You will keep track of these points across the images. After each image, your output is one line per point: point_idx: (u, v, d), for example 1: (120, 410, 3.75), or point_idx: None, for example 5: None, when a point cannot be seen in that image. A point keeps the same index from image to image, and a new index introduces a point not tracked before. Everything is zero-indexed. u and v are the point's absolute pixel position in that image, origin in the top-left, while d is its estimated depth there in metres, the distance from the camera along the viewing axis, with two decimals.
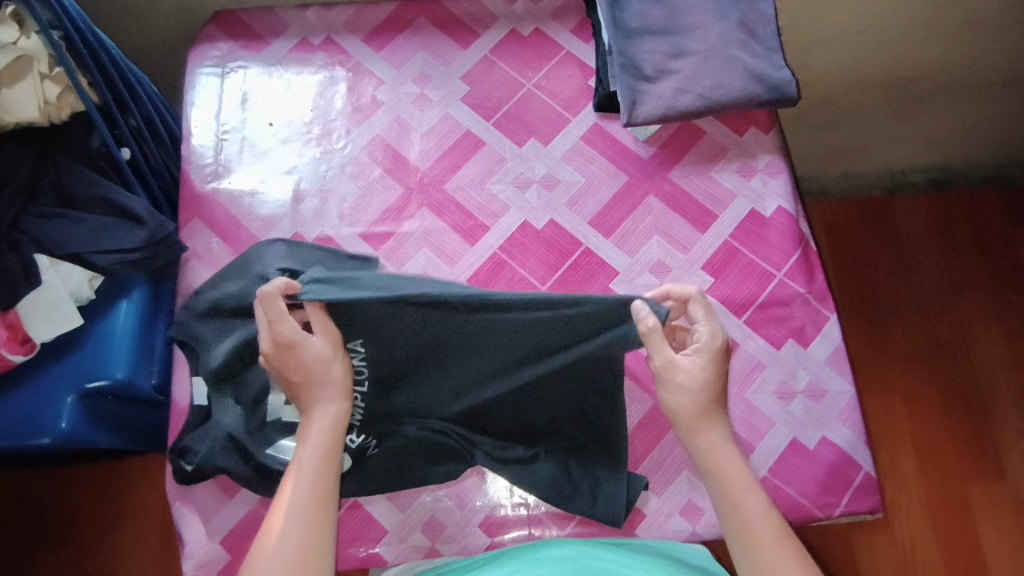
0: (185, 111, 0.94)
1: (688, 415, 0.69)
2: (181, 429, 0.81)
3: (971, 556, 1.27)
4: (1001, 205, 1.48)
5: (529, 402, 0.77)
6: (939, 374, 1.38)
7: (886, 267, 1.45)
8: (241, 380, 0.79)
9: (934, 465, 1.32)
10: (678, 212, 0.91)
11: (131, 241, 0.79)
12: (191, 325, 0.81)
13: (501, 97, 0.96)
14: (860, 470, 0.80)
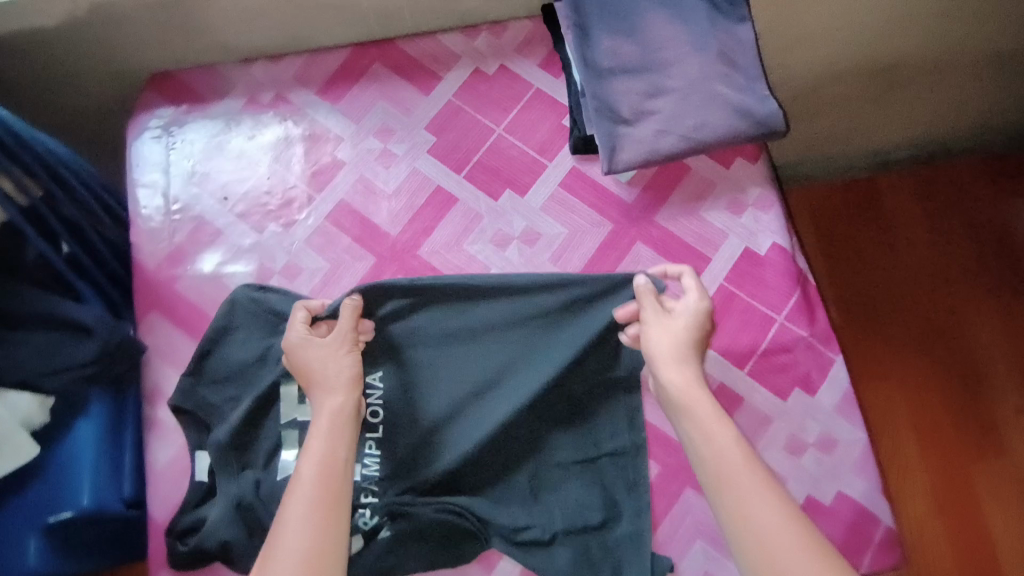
0: (130, 190, 0.86)
1: (663, 350, 0.68)
2: (180, 507, 0.75)
3: (977, 538, 1.20)
4: (987, 177, 1.41)
5: (547, 445, 0.80)
6: (935, 355, 1.30)
7: (872, 244, 1.38)
8: (252, 442, 0.76)
9: (933, 446, 1.25)
10: (669, 257, 0.85)
11: (83, 355, 0.73)
12: (199, 393, 0.78)
13: (470, 147, 0.89)
14: (879, 525, 0.77)
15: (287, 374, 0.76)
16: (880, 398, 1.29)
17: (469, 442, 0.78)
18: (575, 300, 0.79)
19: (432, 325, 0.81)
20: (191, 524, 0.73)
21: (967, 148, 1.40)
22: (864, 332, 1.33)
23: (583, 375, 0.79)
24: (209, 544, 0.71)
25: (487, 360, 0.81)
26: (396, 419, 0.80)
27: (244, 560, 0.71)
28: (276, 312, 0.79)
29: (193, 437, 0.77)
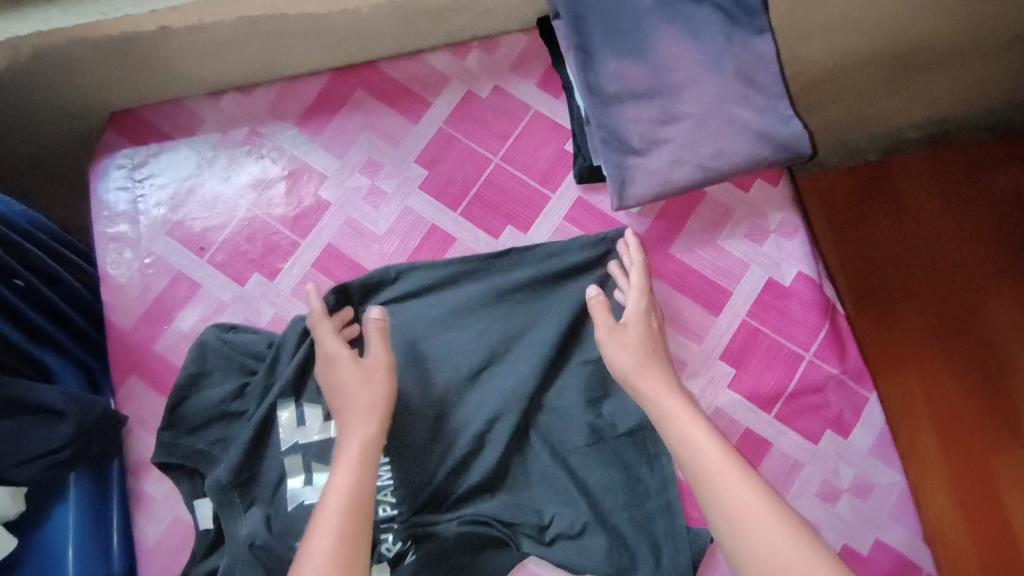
0: (99, 243, 0.79)
1: (629, 369, 0.69)
2: (186, 562, 0.72)
3: (1000, 527, 1.14)
4: (1004, 152, 1.28)
5: (556, 424, 0.76)
6: (952, 343, 1.22)
7: (885, 227, 1.27)
8: (252, 478, 0.73)
9: (953, 435, 1.18)
10: (685, 293, 0.79)
11: (56, 439, 0.66)
12: (181, 444, 0.73)
13: (466, 180, 0.82)
14: (921, 574, 0.71)
15: (283, 398, 0.74)
16: (898, 388, 1.21)
17: (473, 430, 0.74)
18: (563, 265, 0.78)
19: (423, 314, 0.78)
20: (203, 574, 0.70)
21: (985, 124, 1.27)
22: (880, 321, 1.23)
23: (582, 352, 0.78)
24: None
25: (481, 339, 0.77)
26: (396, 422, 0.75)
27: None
28: (250, 349, 0.76)
29: (188, 486, 0.73)
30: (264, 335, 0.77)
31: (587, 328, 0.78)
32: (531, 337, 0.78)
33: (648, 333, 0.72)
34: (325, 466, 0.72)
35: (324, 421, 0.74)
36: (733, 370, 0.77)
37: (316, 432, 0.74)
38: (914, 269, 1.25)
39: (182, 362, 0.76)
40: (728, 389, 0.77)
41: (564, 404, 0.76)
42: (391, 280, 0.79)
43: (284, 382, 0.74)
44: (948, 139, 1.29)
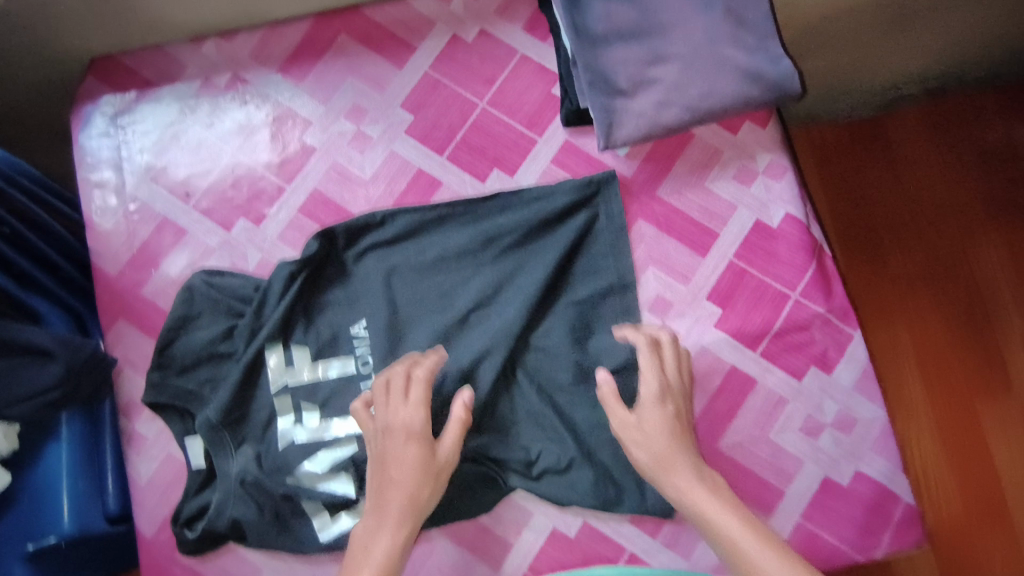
0: (83, 189, 0.79)
1: (652, 463, 0.65)
2: (180, 495, 0.75)
3: (986, 475, 1.09)
4: (1004, 103, 1.19)
5: (543, 365, 0.77)
6: (942, 295, 1.15)
7: (878, 179, 1.18)
8: (243, 418, 0.75)
9: (941, 385, 1.12)
10: (672, 234, 0.79)
11: (45, 380, 0.67)
12: (171, 384, 0.75)
13: (451, 124, 0.82)
14: (899, 503, 0.74)
15: (270, 341, 0.75)
16: (886, 340, 1.15)
17: (459, 370, 0.75)
18: (553, 207, 0.78)
19: (409, 260, 0.79)
20: (195, 510, 0.74)
21: (986, 76, 1.17)
22: (871, 274, 1.15)
23: (569, 295, 0.78)
24: (220, 524, 0.73)
25: (467, 280, 0.79)
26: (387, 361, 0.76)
27: (258, 533, 0.73)
28: (236, 293, 0.77)
29: (179, 425, 0.75)
30: (250, 279, 0.77)
31: (575, 272, 0.79)
32: (519, 279, 0.78)
33: (667, 419, 0.68)
34: (314, 405, 0.75)
35: (312, 361, 0.76)
36: (720, 310, 0.78)
37: (303, 371, 0.76)
38: (904, 219, 1.17)
39: (171, 305, 0.77)
40: (715, 328, 0.77)
41: (551, 344, 0.77)
42: (379, 223, 0.79)
43: (272, 325, 0.75)
44: (943, 94, 1.19)
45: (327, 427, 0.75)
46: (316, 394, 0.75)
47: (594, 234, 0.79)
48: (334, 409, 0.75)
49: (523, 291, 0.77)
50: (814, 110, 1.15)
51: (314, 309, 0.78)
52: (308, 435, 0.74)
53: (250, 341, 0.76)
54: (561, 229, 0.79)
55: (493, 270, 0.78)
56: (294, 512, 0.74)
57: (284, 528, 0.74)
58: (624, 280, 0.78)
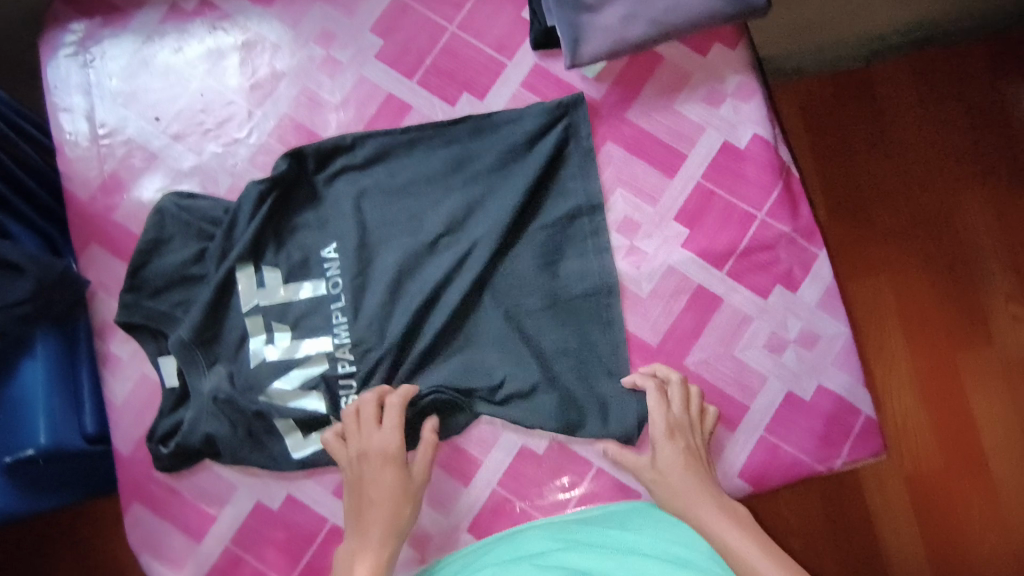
0: (52, 115, 0.80)
1: (671, 496, 0.69)
2: (156, 413, 0.77)
3: (963, 425, 1.08)
4: (990, 57, 1.14)
5: (511, 291, 0.78)
6: (925, 249, 1.12)
7: (864, 131, 1.14)
8: (216, 339, 0.77)
9: (920, 338, 1.10)
10: (641, 156, 0.80)
11: (17, 294, 0.68)
12: (144, 305, 0.76)
13: (421, 49, 0.81)
14: (859, 416, 0.77)
15: (241, 261, 0.76)
16: (868, 295, 1.11)
17: (423, 296, 0.76)
18: (524, 131, 0.78)
19: (377, 183, 0.79)
20: (170, 427, 0.76)
21: (970, 27, 1.13)
22: (854, 225, 1.12)
23: (538, 220, 0.78)
24: (194, 440, 0.75)
25: (436, 204, 0.79)
26: (357, 283, 0.77)
27: (231, 449, 0.75)
28: (207, 216, 0.77)
29: (153, 345, 0.77)
30: (220, 203, 0.78)
31: (544, 197, 0.79)
32: (490, 203, 0.78)
33: (680, 452, 0.70)
34: (285, 326, 0.76)
35: (284, 283, 0.77)
36: (687, 230, 0.79)
37: (275, 293, 0.77)
38: (887, 174, 1.13)
39: (143, 229, 0.78)
40: (682, 248, 0.78)
41: (519, 267, 0.78)
42: (349, 146, 0.79)
43: (242, 247, 0.76)
44: (928, 46, 1.15)
45: (297, 346, 0.76)
46: (288, 315, 0.77)
47: (563, 157, 0.79)
48: (305, 330, 0.76)
49: (491, 216, 0.78)
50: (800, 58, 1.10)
51: (284, 233, 0.78)
52: (279, 354, 0.76)
53: (221, 263, 0.77)
54: (530, 152, 0.79)
55: (463, 195, 0.79)
56: (266, 430, 0.75)
57: (257, 444, 0.76)
58: (591, 203, 0.79)
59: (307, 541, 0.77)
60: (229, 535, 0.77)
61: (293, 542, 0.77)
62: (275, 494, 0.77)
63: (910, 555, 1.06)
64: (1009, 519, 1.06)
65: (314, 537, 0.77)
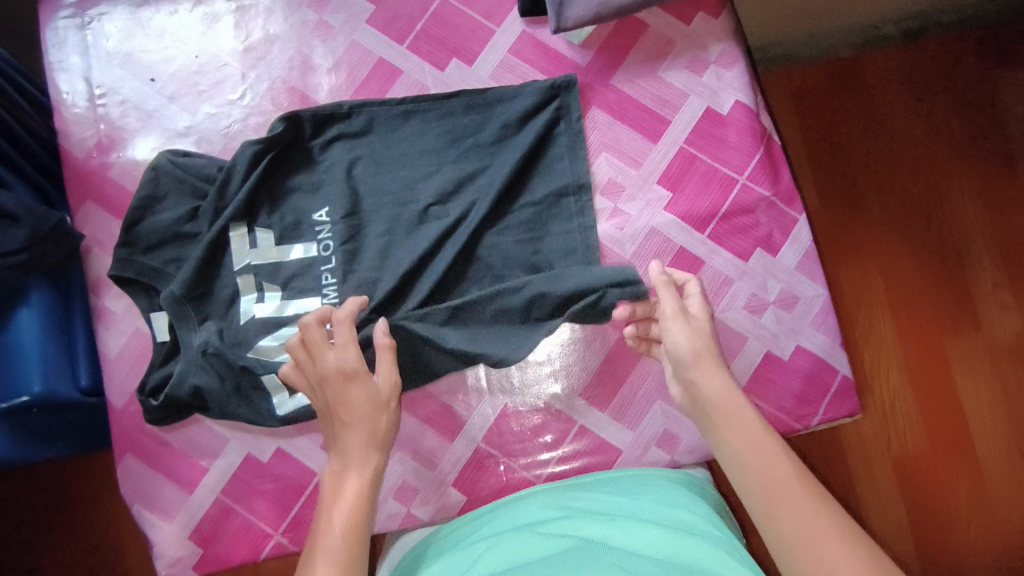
0: (51, 74, 0.82)
1: (689, 353, 0.63)
2: (147, 366, 0.78)
3: (951, 413, 1.06)
4: (983, 45, 1.12)
5: (496, 262, 0.78)
6: (913, 235, 1.09)
7: (853, 116, 1.12)
8: (207, 296, 0.77)
9: (910, 325, 1.08)
10: (625, 122, 0.82)
11: (12, 243, 0.69)
12: (138, 260, 0.77)
13: (411, 15, 0.83)
14: (837, 375, 0.78)
15: (235, 222, 0.77)
16: (856, 280, 1.08)
17: (407, 266, 0.76)
18: (519, 108, 0.80)
19: (369, 152, 0.80)
20: (159, 379, 0.76)
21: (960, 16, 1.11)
22: (842, 210, 1.10)
23: (525, 198, 0.79)
24: (182, 392, 0.75)
25: (427, 175, 0.79)
26: (346, 248, 0.77)
27: (221, 402, 0.76)
28: (202, 175, 0.78)
29: (145, 300, 0.78)
30: (215, 163, 0.79)
31: (536, 173, 0.80)
32: (482, 178, 0.79)
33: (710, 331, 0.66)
34: (276, 286, 0.77)
35: (276, 244, 0.78)
36: (669, 194, 0.81)
37: (267, 252, 0.77)
38: (876, 159, 1.11)
39: (139, 185, 0.79)
40: (664, 211, 0.80)
41: (501, 243, 0.78)
42: (345, 114, 0.80)
43: (235, 206, 0.76)
44: (922, 35, 1.13)
45: (287, 305, 0.76)
46: (278, 275, 0.77)
47: (553, 137, 0.80)
48: (294, 291, 0.77)
49: (482, 189, 0.79)
50: (786, 45, 1.10)
51: (278, 195, 0.79)
52: (269, 312, 0.76)
53: (214, 222, 0.77)
54: (523, 129, 0.80)
55: (455, 167, 0.79)
56: (254, 387, 0.75)
57: (245, 399, 0.76)
58: (579, 181, 0.80)
59: (297, 492, 0.79)
60: (221, 487, 0.79)
61: (282, 493, 0.79)
62: (266, 448, 0.79)
63: (897, 539, 1.05)
64: (995, 507, 1.04)
65: (304, 489, 0.79)
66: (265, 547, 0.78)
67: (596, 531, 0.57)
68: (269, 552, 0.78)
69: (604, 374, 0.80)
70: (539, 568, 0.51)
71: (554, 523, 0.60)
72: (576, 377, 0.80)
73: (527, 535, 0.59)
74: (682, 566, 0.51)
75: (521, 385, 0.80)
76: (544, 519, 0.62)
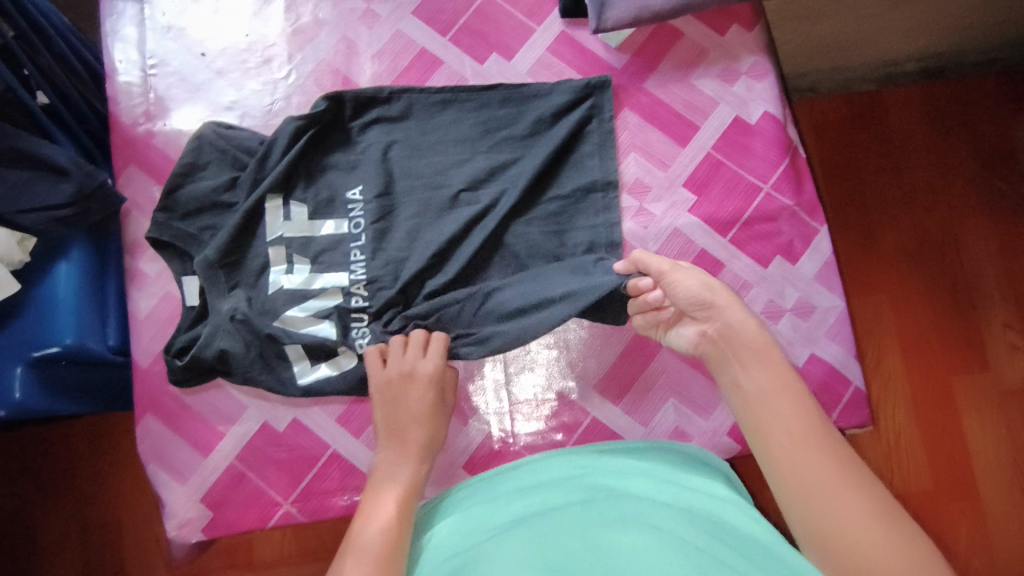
0: (106, 44, 0.85)
1: (704, 293, 0.69)
2: (173, 329, 0.79)
3: (957, 449, 1.06)
4: (1005, 88, 1.14)
5: (522, 249, 0.80)
6: (927, 271, 1.11)
7: (873, 145, 1.14)
8: (239, 263, 0.79)
9: (919, 354, 1.08)
10: (655, 124, 0.84)
11: (59, 197, 0.72)
12: (175, 224, 0.79)
13: (456, 9, 0.86)
14: (849, 387, 0.79)
15: (270, 194, 0.79)
16: (869, 312, 1.09)
17: (434, 252, 0.78)
18: (554, 103, 0.82)
19: (404, 138, 0.82)
20: (188, 340, 0.77)
21: (983, 60, 1.12)
22: (859, 235, 1.11)
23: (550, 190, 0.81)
24: (208, 354, 0.76)
25: (457, 165, 0.82)
26: (378, 228, 0.79)
27: (243, 367, 0.77)
28: (243, 147, 0.81)
29: (177, 264, 0.80)
30: (255, 136, 0.82)
31: (565, 166, 0.82)
32: (513, 169, 0.81)
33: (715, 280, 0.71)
34: (306, 259, 0.79)
35: (309, 219, 0.80)
36: (694, 196, 0.83)
37: (300, 225, 0.80)
38: (895, 190, 1.13)
39: (181, 153, 0.82)
40: (689, 213, 0.82)
41: (526, 237, 0.80)
42: (384, 100, 0.83)
43: (274, 179, 0.79)
44: (943, 76, 1.14)
45: (315, 278, 0.78)
46: (309, 249, 0.79)
47: (584, 133, 0.83)
48: (323, 265, 0.79)
49: (513, 179, 0.81)
50: (814, 74, 1.11)
51: (316, 172, 0.81)
52: (296, 284, 0.78)
53: (252, 192, 0.80)
54: (555, 123, 0.82)
55: (487, 157, 0.82)
56: (276, 354, 0.77)
57: (268, 367, 0.78)
58: (608, 178, 0.82)
59: (309, 464, 0.80)
60: (236, 452, 0.80)
61: (295, 463, 0.80)
62: (283, 418, 0.80)
63: None
64: (996, 547, 1.04)
65: (316, 461, 0.80)
66: (273, 515, 0.79)
67: (619, 485, 0.60)
68: (277, 521, 0.79)
69: (620, 367, 0.81)
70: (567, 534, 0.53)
71: (577, 481, 0.62)
72: (592, 369, 0.81)
73: (547, 496, 0.60)
74: (703, 522, 0.54)
75: (537, 375, 0.81)
76: (570, 475, 0.63)
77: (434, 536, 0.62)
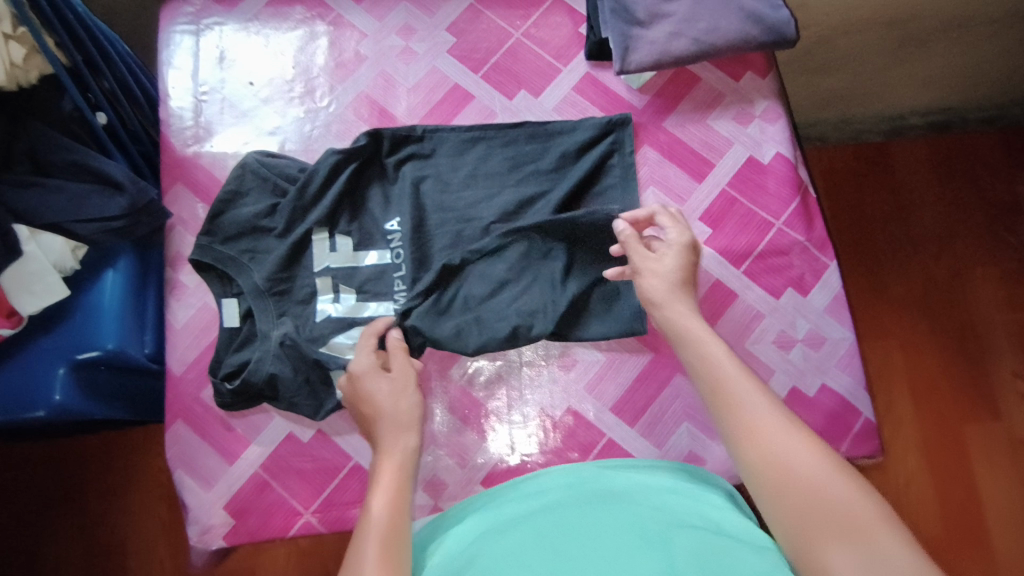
0: (162, 72, 0.91)
1: (659, 290, 0.73)
2: (215, 351, 0.83)
3: (968, 497, 1.07)
4: (1008, 145, 1.18)
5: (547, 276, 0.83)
6: (935, 320, 1.13)
7: (883, 196, 1.17)
8: (285, 291, 0.83)
9: (929, 402, 1.10)
10: (673, 161, 0.89)
11: (112, 209, 0.77)
12: (217, 248, 0.83)
13: (489, 48, 0.93)
14: (859, 417, 0.81)
15: (318, 226, 0.84)
16: (878, 358, 1.12)
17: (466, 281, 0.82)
18: (578, 141, 0.87)
19: (437, 171, 0.87)
20: (236, 365, 0.81)
21: (987, 115, 1.18)
22: (867, 283, 1.15)
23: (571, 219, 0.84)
24: (257, 378, 0.79)
25: (486, 199, 0.86)
26: (413, 256, 0.83)
27: (289, 393, 0.80)
28: (285, 175, 0.86)
29: (218, 287, 0.84)
30: (295, 166, 0.87)
31: (588, 199, 0.86)
32: (539, 202, 0.85)
33: (685, 255, 0.75)
34: (351, 289, 0.83)
35: (354, 250, 0.84)
36: (709, 230, 0.86)
37: (345, 257, 0.84)
38: (904, 240, 1.16)
39: (225, 181, 0.87)
40: (703, 245, 0.86)
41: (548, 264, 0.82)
42: (419, 137, 0.87)
43: (320, 212, 0.83)
44: (948, 130, 1.19)
45: (363, 307, 0.82)
46: (354, 279, 0.83)
47: (607, 167, 0.87)
48: (368, 294, 0.83)
49: (539, 210, 0.85)
50: (822, 123, 1.17)
51: (356, 201, 0.86)
52: (344, 311, 0.82)
53: (292, 217, 0.84)
54: (579, 159, 0.87)
55: (515, 191, 0.86)
56: (322, 378, 0.80)
57: (312, 391, 0.80)
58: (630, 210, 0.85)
59: (332, 474, 0.81)
60: (261, 461, 0.82)
61: (317, 474, 0.82)
62: (307, 430, 0.83)
63: None
64: None
65: (338, 472, 0.81)
66: (294, 524, 0.80)
67: (620, 484, 0.64)
68: (297, 530, 0.81)
69: (636, 392, 0.83)
70: (574, 514, 0.58)
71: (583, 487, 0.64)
72: (609, 391, 0.84)
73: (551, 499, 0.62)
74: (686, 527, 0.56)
75: (553, 396, 0.84)
76: (571, 485, 0.65)
77: (451, 535, 0.63)
